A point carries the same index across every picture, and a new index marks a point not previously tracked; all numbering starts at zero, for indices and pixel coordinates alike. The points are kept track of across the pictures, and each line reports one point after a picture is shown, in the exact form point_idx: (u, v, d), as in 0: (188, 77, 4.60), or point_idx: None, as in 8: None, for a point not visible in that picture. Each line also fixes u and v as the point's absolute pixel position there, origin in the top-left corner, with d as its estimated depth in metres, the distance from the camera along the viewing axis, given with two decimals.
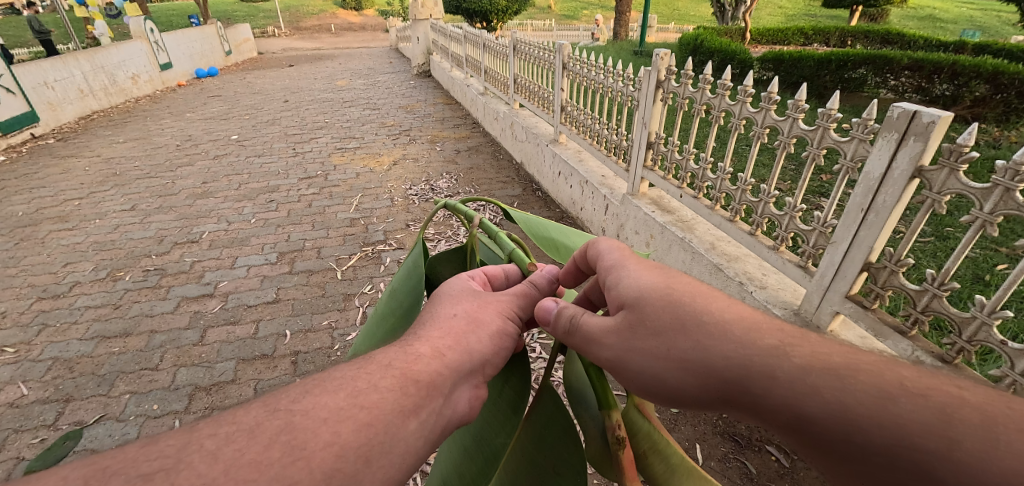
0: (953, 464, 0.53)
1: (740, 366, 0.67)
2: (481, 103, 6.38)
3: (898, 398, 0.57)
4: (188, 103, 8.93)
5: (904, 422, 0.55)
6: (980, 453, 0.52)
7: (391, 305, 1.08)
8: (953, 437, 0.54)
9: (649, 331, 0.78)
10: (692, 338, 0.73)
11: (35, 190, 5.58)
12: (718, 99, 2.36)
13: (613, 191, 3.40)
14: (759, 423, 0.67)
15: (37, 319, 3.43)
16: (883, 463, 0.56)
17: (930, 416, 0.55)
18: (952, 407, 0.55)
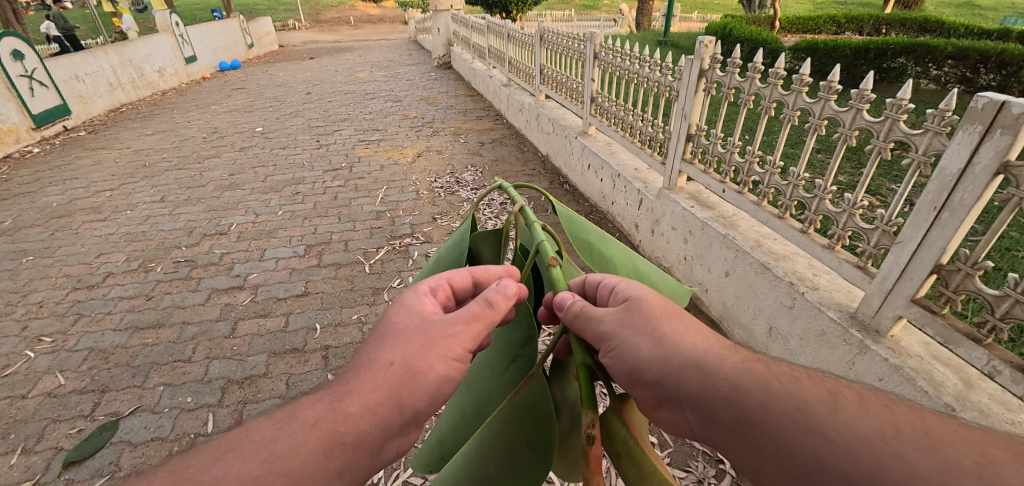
0: (841, 425, 0.64)
1: (698, 352, 0.82)
2: (505, 95, 6.28)
3: (806, 383, 0.72)
4: (213, 95, 9.02)
5: (807, 394, 0.69)
6: (862, 418, 0.64)
7: (433, 272, 1.13)
8: (841, 408, 0.66)
9: (638, 321, 0.89)
10: (665, 330, 0.88)
11: (69, 182, 5.69)
12: (769, 89, 2.24)
13: (647, 185, 3.29)
14: (699, 405, 0.78)
15: (73, 309, 3.49)
16: (787, 425, 0.67)
17: (828, 394, 0.69)
18: (843, 390, 0.70)
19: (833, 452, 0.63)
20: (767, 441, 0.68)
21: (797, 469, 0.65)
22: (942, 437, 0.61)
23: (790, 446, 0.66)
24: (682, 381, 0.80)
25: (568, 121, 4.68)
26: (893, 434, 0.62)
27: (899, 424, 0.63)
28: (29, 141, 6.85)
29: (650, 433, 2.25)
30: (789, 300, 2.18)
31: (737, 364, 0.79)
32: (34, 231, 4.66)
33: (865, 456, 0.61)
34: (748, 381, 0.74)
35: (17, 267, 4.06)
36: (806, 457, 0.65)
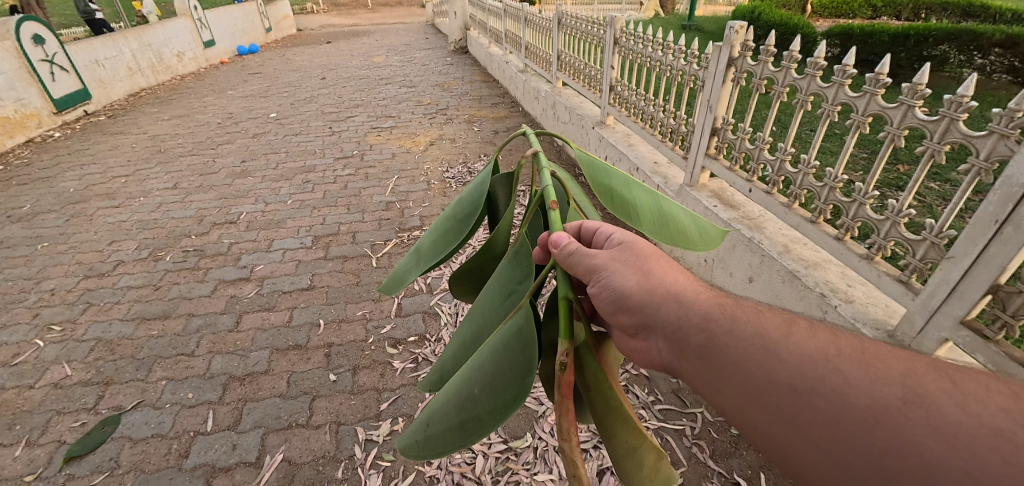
0: (790, 348, 0.71)
1: (676, 288, 0.87)
2: (521, 82, 6.08)
3: (766, 315, 0.79)
4: (229, 80, 8.99)
5: (766, 322, 0.76)
6: (809, 344, 0.71)
7: (456, 211, 1.05)
8: (793, 336, 0.73)
9: (635, 258, 0.91)
10: (653, 267, 0.91)
11: (86, 167, 5.72)
12: (807, 80, 2.04)
13: (667, 180, 3.11)
14: (674, 333, 0.83)
15: (83, 298, 3.48)
16: (745, 346, 0.73)
17: (783, 324, 0.76)
18: (798, 323, 0.76)
19: (782, 367, 0.69)
20: (728, 361, 0.74)
21: (752, 384, 0.71)
22: (878, 357, 0.67)
23: (743, 363, 0.72)
24: (661, 310, 0.85)
25: (585, 109, 4.48)
26: (835, 353, 0.68)
27: (841, 347, 0.70)
28: (51, 125, 6.93)
29: (662, 449, 2.12)
30: (818, 313, 2.01)
31: (710, 300, 0.85)
32: (50, 216, 4.69)
33: (808, 368, 0.67)
34: (716, 311, 0.80)
35: (32, 253, 4.09)
36: (760, 375, 0.70)
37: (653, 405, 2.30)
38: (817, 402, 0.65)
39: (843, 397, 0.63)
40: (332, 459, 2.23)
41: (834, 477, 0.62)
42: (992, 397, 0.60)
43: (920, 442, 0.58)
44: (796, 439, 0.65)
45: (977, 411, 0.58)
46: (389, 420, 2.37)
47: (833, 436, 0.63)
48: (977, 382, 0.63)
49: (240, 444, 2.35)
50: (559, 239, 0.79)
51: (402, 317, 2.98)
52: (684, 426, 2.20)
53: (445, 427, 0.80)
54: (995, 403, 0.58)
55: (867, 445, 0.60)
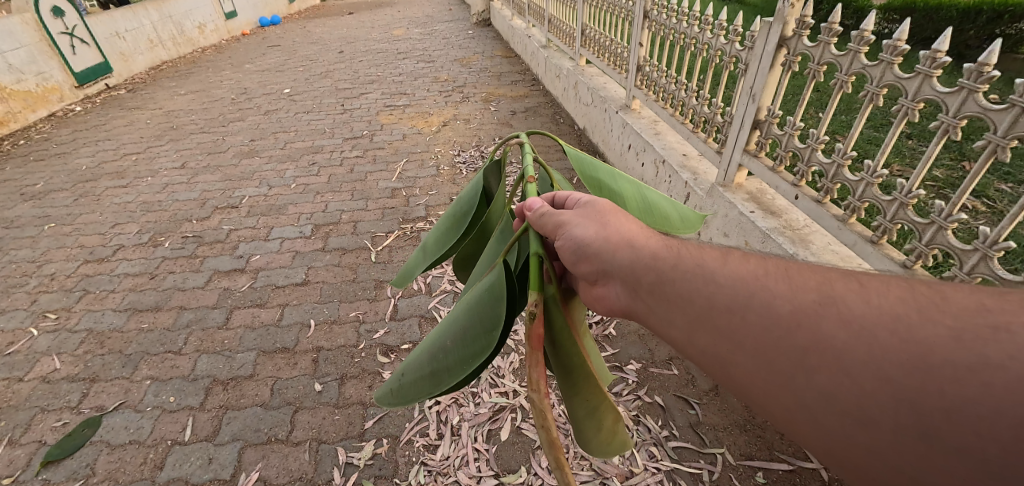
0: (726, 276, 0.75)
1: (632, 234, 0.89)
2: (543, 58, 5.67)
3: (708, 252, 0.83)
4: (248, 53, 8.80)
5: (708, 258, 0.80)
6: (743, 272, 0.75)
7: (458, 209, 1.14)
8: (729, 267, 0.77)
9: (599, 214, 0.92)
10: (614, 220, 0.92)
11: (100, 143, 5.65)
12: (881, 68, 1.64)
13: (696, 177, 2.74)
14: (628, 274, 0.85)
15: (80, 285, 3.37)
16: (688, 276, 0.78)
17: (721, 258, 0.80)
18: (735, 255, 0.81)
19: (720, 293, 0.73)
20: (675, 292, 0.78)
21: (695, 310, 0.75)
22: (800, 273, 0.73)
23: (689, 293, 0.77)
24: (619, 254, 0.87)
25: (609, 91, 4.08)
26: (763, 275, 0.74)
27: (770, 270, 0.74)
28: (72, 99, 6.89)
29: None
30: None
31: (661, 242, 0.88)
32: (60, 195, 4.62)
33: (741, 291, 0.72)
34: (664, 250, 0.84)
35: (38, 234, 4.01)
36: (700, 300, 0.75)
37: (666, 441, 2.01)
38: (752, 317, 0.69)
39: (771, 309, 0.68)
40: (309, 483, 2.04)
41: (773, 386, 0.65)
42: (892, 292, 0.65)
43: (833, 338, 0.62)
44: (735, 353, 0.69)
45: (879, 302, 0.63)
46: (373, 441, 2.16)
47: (769, 347, 0.66)
48: (880, 283, 0.69)
49: (217, 458, 2.19)
50: (531, 204, 0.87)
51: (397, 320, 2.76)
52: (701, 470, 1.91)
53: (419, 378, 0.80)
54: (892, 295, 0.64)
55: (796, 348, 0.64)
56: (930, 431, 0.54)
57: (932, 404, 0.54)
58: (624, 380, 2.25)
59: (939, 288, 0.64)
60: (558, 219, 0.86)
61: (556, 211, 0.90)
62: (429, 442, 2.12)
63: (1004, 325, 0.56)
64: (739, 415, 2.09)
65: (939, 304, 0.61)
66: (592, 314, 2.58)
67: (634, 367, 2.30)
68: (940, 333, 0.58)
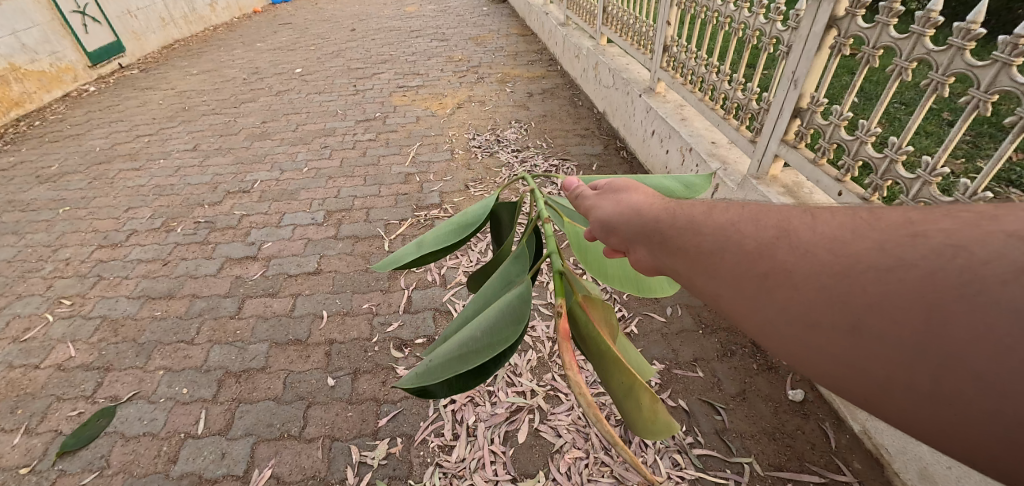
0: (691, 216, 0.70)
1: (630, 192, 0.82)
2: (561, 36, 5.45)
3: (682, 198, 0.77)
4: (260, 31, 8.65)
5: (679, 203, 0.75)
6: (708, 210, 0.70)
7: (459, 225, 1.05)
8: (697, 207, 0.72)
9: (612, 191, 0.84)
10: (620, 189, 0.84)
11: (114, 124, 5.61)
12: (949, 55, 1.49)
13: (726, 167, 2.60)
14: (630, 234, 0.77)
15: (94, 270, 3.36)
16: (663, 222, 0.72)
17: (692, 202, 0.74)
18: (706, 199, 0.75)
19: (688, 233, 0.68)
20: (656, 241, 0.72)
21: (670, 255, 0.70)
22: (766, 209, 0.66)
23: (674, 242, 0.69)
24: (621, 219, 0.79)
25: (631, 72, 3.90)
26: (733, 213, 0.68)
27: (738, 208, 0.68)
28: (86, 79, 6.84)
29: None
30: None
31: (648, 195, 0.81)
32: (74, 177, 4.60)
33: (714, 229, 0.65)
34: (645, 204, 0.77)
35: (53, 218, 3.99)
36: (672, 242, 0.70)
37: (691, 449, 1.91)
38: (720, 256, 0.63)
39: (732, 242, 0.62)
40: (322, 482, 2.00)
41: (741, 318, 0.59)
42: (844, 217, 0.58)
43: (787, 262, 0.56)
44: (704, 290, 0.63)
45: (829, 226, 0.57)
46: (386, 440, 2.11)
47: (730, 278, 0.61)
48: (837, 211, 0.62)
49: (230, 453, 2.16)
50: (571, 183, 0.91)
51: (411, 313, 2.69)
52: (727, 480, 1.81)
53: (445, 364, 0.72)
54: (847, 219, 0.58)
55: (755, 276, 0.58)
56: (878, 338, 0.47)
57: (878, 308, 0.48)
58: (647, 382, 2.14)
59: (887, 210, 0.58)
60: (588, 203, 0.85)
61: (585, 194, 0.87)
62: (444, 442, 2.07)
63: (933, 232, 0.50)
64: (767, 422, 1.98)
65: (878, 220, 0.55)
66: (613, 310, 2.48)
67: (657, 368, 2.20)
68: (881, 243, 0.51)
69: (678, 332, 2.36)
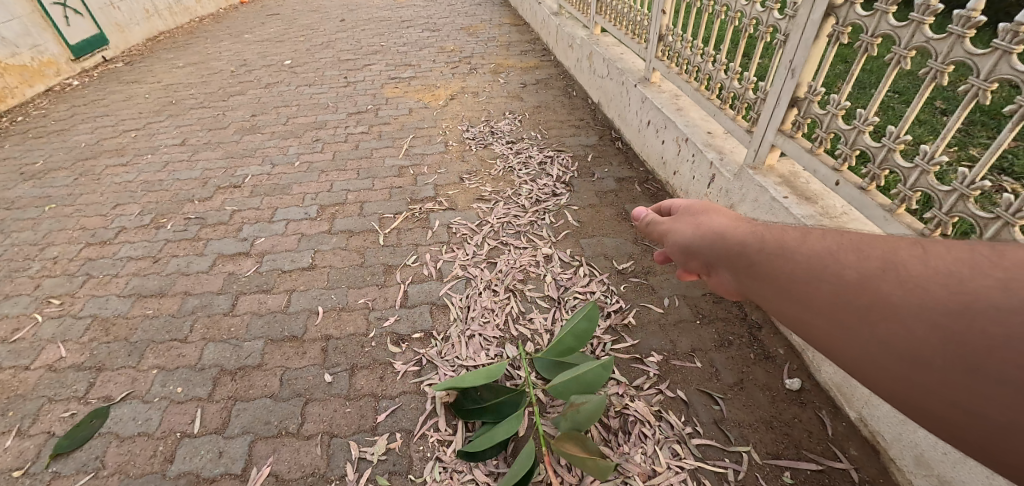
0: (796, 250, 0.81)
1: (721, 226, 1.00)
2: (554, 26, 5.40)
3: (790, 230, 0.87)
4: (247, 22, 8.49)
5: (783, 235, 0.86)
6: (814, 244, 0.80)
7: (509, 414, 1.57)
8: (802, 241, 0.82)
9: (689, 218, 1.11)
10: (707, 217, 1.06)
11: (99, 119, 5.50)
12: (949, 42, 1.48)
13: (723, 157, 2.60)
14: (726, 262, 0.94)
15: (83, 269, 3.30)
16: (767, 254, 0.85)
17: (797, 234, 0.84)
18: (816, 231, 0.84)
19: (792, 267, 0.80)
20: (759, 270, 0.85)
21: (773, 284, 0.82)
22: (874, 242, 0.75)
23: (776, 272, 0.82)
24: (712, 246, 0.98)
25: (626, 61, 3.87)
26: (838, 247, 0.77)
27: (846, 242, 0.77)
28: (69, 73, 6.69)
29: None
30: None
31: (748, 228, 0.94)
32: (60, 174, 4.50)
33: (814, 261, 0.77)
34: (748, 237, 0.91)
35: (39, 216, 3.91)
36: (775, 274, 0.82)
37: (690, 438, 1.91)
38: (818, 285, 0.75)
39: (838, 277, 0.72)
40: (322, 479, 1.99)
41: (841, 344, 0.71)
42: (958, 254, 0.64)
43: (891, 298, 0.66)
44: (806, 317, 0.75)
45: (940, 263, 0.64)
46: (385, 435, 2.10)
47: (832, 310, 0.72)
48: (955, 245, 0.67)
49: (227, 452, 2.14)
50: (640, 215, 1.29)
51: (407, 307, 2.66)
52: (726, 469, 1.82)
53: None
54: (958, 255, 0.64)
55: (859, 308, 0.69)
56: (970, 371, 0.56)
57: (975, 346, 0.56)
58: (646, 373, 2.15)
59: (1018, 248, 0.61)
60: (658, 229, 1.20)
61: (661, 222, 1.20)
62: (443, 437, 2.06)
63: None
64: (766, 411, 1.98)
65: (1000, 260, 0.60)
66: (610, 302, 2.48)
67: (656, 359, 2.20)
68: (995, 284, 0.57)
69: (676, 323, 2.36)
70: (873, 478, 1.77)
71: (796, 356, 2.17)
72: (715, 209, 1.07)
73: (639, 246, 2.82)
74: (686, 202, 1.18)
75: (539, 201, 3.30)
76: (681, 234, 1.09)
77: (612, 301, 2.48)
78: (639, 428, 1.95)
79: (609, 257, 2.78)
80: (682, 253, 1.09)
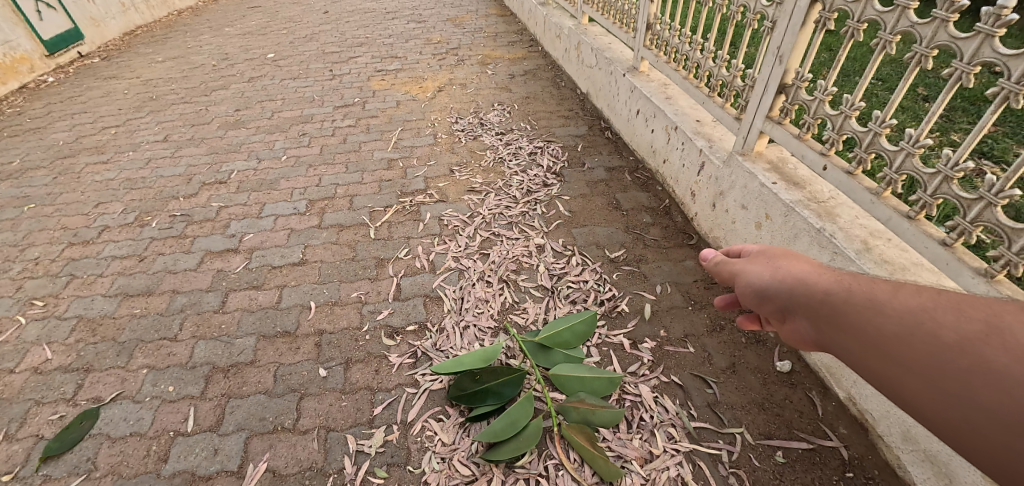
0: (885, 303, 0.84)
1: (800, 272, 1.03)
2: (542, 16, 5.37)
3: (877, 281, 0.90)
4: (228, 15, 8.31)
5: (868, 288, 0.89)
6: (904, 299, 0.83)
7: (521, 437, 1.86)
8: (891, 294, 0.85)
9: (766, 261, 1.14)
10: (783, 263, 1.09)
11: (77, 116, 5.37)
12: (933, 27, 1.51)
13: (712, 144, 2.62)
14: (809, 309, 0.97)
15: (66, 269, 3.23)
16: (855, 306, 0.88)
17: (885, 287, 0.87)
18: (903, 284, 0.87)
19: (882, 321, 0.82)
20: (845, 321, 0.88)
21: (861, 335, 0.85)
22: (970, 301, 0.76)
23: (864, 325, 0.85)
24: (794, 291, 1.02)
25: (614, 51, 3.87)
26: (930, 303, 0.80)
27: (938, 298, 0.80)
28: (44, 69, 6.51)
29: (693, 479, 1.78)
30: None
31: (831, 278, 0.97)
32: (38, 173, 4.39)
33: (908, 316, 0.80)
34: (835, 285, 0.94)
35: (18, 216, 3.82)
36: (864, 326, 0.85)
37: (685, 422, 1.94)
38: (912, 344, 0.77)
39: (933, 335, 0.75)
40: (319, 473, 1.99)
41: (937, 404, 0.73)
42: None
43: (994, 360, 0.67)
44: (898, 373, 0.78)
45: None
46: (382, 428, 2.09)
47: (924, 368, 0.75)
48: None
49: (222, 449, 2.13)
50: (708, 255, 1.31)
51: (400, 300, 2.65)
52: (720, 451, 1.85)
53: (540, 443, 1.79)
54: None
55: (955, 367, 0.71)
56: None
57: None
58: (640, 359, 2.17)
59: None
60: (732, 269, 1.22)
61: (735, 264, 1.22)
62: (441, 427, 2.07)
63: None
64: (758, 393, 2.02)
65: None
66: (604, 290, 2.50)
67: (650, 345, 2.22)
68: None
69: (668, 309, 2.39)
70: (863, 456, 1.81)
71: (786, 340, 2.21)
72: (795, 255, 1.10)
73: (630, 234, 2.84)
74: (761, 246, 1.21)
75: (530, 191, 3.30)
76: (758, 277, 1.12)
77: (606, 289, 2.50)
78: (635, 413, 1.98)
79: (601, 246, 2.79)
80: (757, 296, 1.12)
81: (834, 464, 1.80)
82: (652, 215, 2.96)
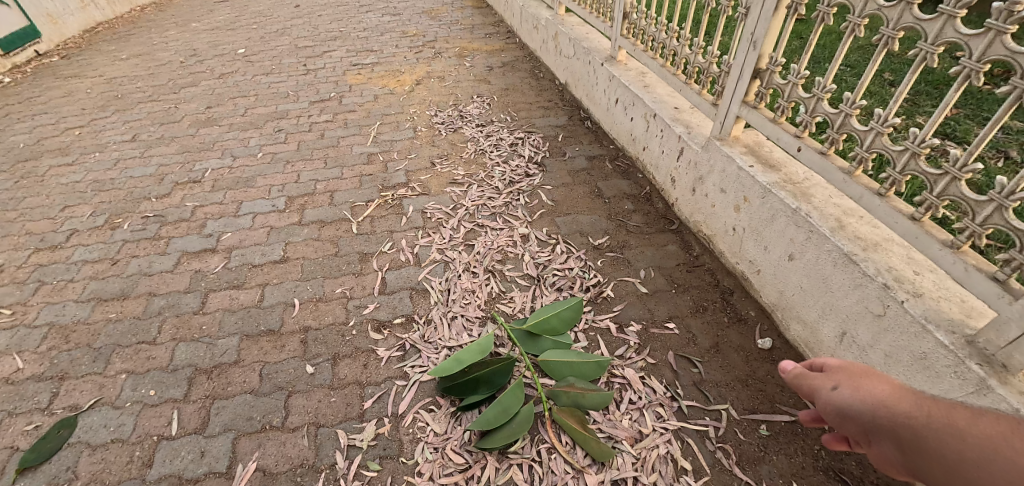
0: (966, 433, 1.08)
1: (881, 394, 1.25)
2: (518, 8, 5.36)
3: (953, 409, 1.15)
4: (194, 9, 8.05)
5: (949, 416, 1.13)
6: (981, 431, 1.07)
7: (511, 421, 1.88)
8: (970, 427, 1.09)
9: (846, 379, 1.36)
10: (862, 384, 1.31)
11: (37, 117, 5.15)
12: (899, 10, 1.57)
13: (690, 131, 2.66)
14: (892, 430, 1.19)
15: (33, 275, 3.11)
16: (940, 433, 1.11)
17: (961, 416, 1.12)
18: (976, 415, 1.12)
19: (966, 451, 1.06)
20: (930, 446, 1.11)
21: (949, 460, 1.08)
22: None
23: (951, 452, 1.08)
24: (876, 412, 1.23)
25: (592, 41, 3.89)
26: (1007, 440, 1.03)
27: (1011, 435, 1.04)
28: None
29: (682, 455, 1.83)
30: (877, 307, 1.70)
31: (910, 401, 1.20)
32: None
33: (990, 451, 1.03)
34: (918, 412, 1.17)
35: None
36: (950, 452, 1.08)
37: (673, 401, 1.99)
38: (996, 474, 1.00)
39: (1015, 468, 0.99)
40: (310, 469, 1.95)
41: None
42: None
43: None
44: None
45: None
46: (373, 421, 2.07)
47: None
48: None
49: (209, 451, 2.08)
50: (787, 366, 1.50)
51: (386, 294, 2.63)
52: (707, 427, 1.90)
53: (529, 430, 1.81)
54: None
55: None
56: None
57: None
58: (627, 343, 2.21)
59: None
60: (810, 385, 1.42)
61: (812, 379, 1.43)
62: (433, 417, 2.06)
63: None
64: (741, 370, 2.08)
65: None
66: (589, 277, 2.53)
67: (636, 328, 2.27)
68: None
69: (653, 293, 2.43)
70: None
71: (767, 318, 2.27)
72: (869, 375, 1.33)
73: (613, 221, 2.88)
74: (838, 364, 1.42)
75: (512, 182, 3.31)
76: (839, 395, 1.33)
77: (591, 276, 2.53)
78: (624, 394, 2.02)
79: (585, 234, 2.82)
80: (839, 413, 1.32)
81: (815, 434, 1.87)
82: (634, 202, 3.00)
